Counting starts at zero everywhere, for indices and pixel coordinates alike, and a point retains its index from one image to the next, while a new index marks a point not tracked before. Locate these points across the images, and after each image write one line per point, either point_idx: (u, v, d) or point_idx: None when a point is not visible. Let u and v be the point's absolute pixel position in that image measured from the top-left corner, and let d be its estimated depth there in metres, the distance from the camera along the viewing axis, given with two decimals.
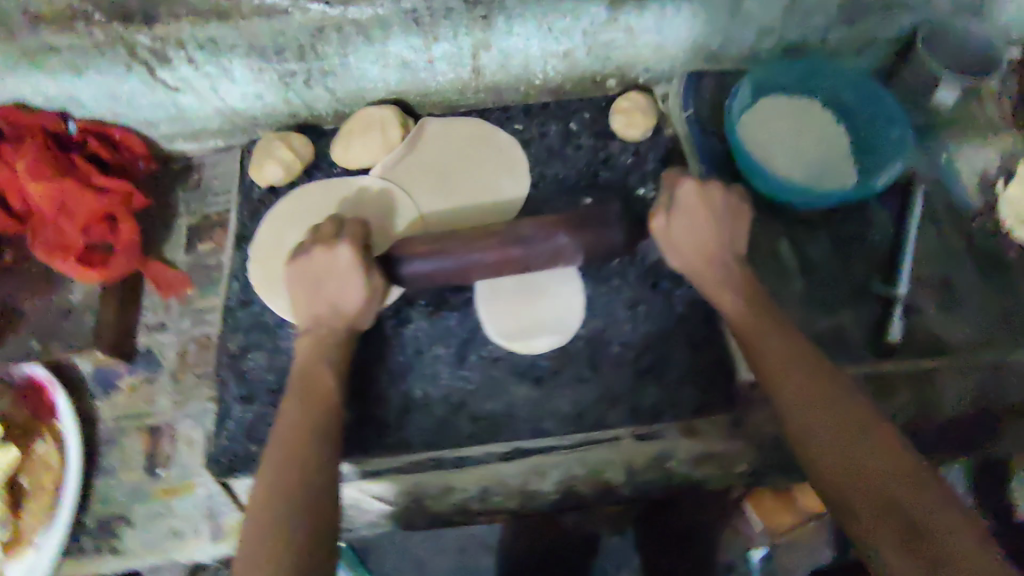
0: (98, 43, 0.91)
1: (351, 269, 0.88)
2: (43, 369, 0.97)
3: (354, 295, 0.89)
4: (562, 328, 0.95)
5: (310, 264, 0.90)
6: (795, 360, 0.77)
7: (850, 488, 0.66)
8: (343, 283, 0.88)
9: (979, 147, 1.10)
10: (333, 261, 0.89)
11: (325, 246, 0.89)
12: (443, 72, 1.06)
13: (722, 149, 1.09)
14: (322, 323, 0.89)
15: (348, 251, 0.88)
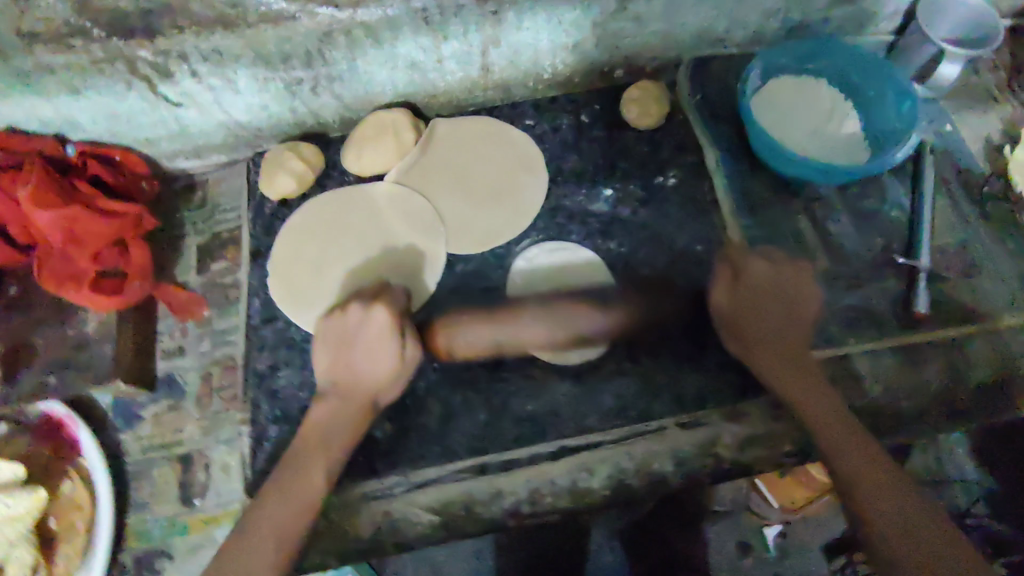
0: (97, 60, 0.86)
1: (386, 337, 0.85)
2: (62, 407, 0.91)
3: (382, 364, 0.85)
4: (596, 339, 0.94)
5: (346, 321, 0.88)
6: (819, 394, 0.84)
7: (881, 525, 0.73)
8: (375, 351, 0.85)
9: (979, 116, 1.13)
10: (367, 324, 0.86)
11: (361, 305, 0.87)
12: (452, 71, 1.04)
13: (734, 133, 1.09)
14: (348, 391, 0.85)
15: (384, 315, 0.86)
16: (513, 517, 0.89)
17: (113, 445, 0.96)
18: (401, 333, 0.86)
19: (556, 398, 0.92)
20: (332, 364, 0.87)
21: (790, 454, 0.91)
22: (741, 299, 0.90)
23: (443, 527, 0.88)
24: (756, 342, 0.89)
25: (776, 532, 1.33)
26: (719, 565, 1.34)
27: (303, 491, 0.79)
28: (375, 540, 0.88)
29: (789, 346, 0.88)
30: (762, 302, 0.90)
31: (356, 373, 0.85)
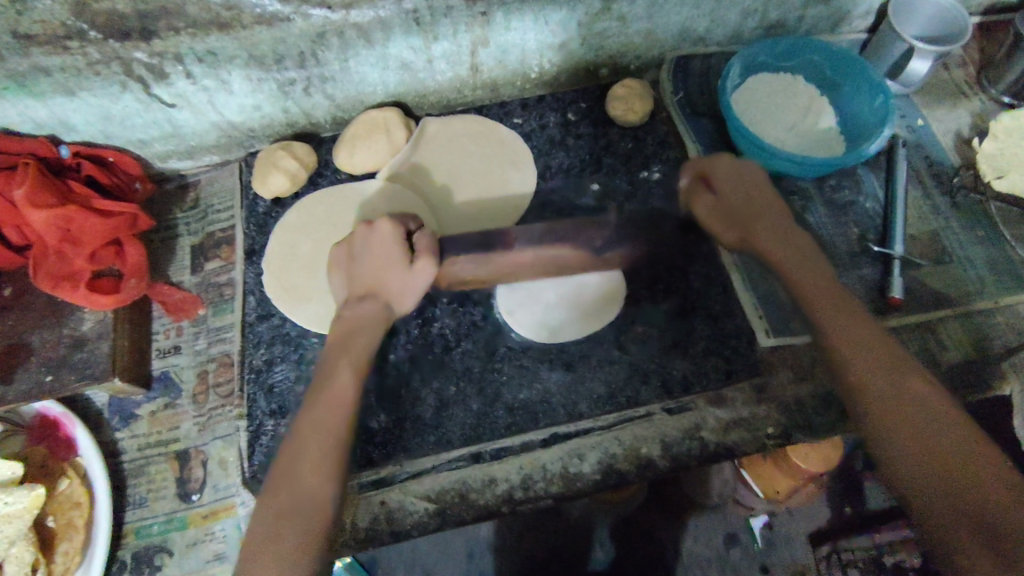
0: (93, 61, 0.87)
1: (391, 245, 0.86)
2: (58, 405, 0.95)
3: (394, 273, 0.86)
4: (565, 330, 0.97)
5: (352, 242, 0.90)
6: (884, 372, 0.72)
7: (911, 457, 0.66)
8: (384, 257, 0.86)
9: (949, 111, 1.18)
10: (371, 236, 0.88)
11: (365, 223, 0.89)
12: (442, 71, 1.06)
13: (715, 129, 1.13)
14: (365, 301, 0.85)
15: (386, 223, 0.87)
16: (508, 503, 0.90)
17: (110, 443, 0.97)
18: (406, 244, 0.87)
19: (555, 322, 0.97)
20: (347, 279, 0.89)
21: (773, 436, 0.92)
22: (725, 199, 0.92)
23: (438, 515, 0.89)
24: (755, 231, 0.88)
25: (762, 523, 1.38)
26: (711, 557, 1.36)
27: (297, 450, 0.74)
28: (370, 530, 0.89)
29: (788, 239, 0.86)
30: (745, 210, 0.89)
31: (371, 285, 0.86)
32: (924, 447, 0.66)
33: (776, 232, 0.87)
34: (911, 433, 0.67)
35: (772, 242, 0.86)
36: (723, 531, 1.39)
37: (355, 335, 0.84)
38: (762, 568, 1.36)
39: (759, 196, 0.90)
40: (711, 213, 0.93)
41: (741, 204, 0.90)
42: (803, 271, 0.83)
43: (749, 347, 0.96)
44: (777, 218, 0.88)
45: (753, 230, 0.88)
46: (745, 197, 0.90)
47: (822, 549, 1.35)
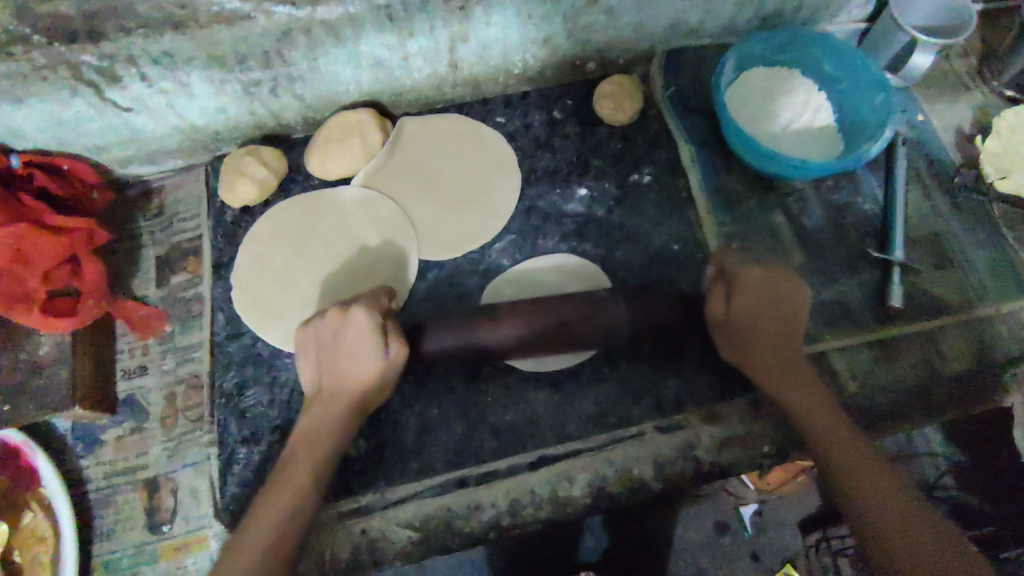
0: (39, 66, 0.79)
1: (366, 338, 0.80)
2: (17, 433, 0.90)
3: (366, 368, 0.80)
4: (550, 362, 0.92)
5: (323, 332, 0.84)
6: (866, 459, 0.76)
7: (912, 550, 0.69)
8: (357, 353, 0.80)
9: (951, 105, 1.13)
10: (346, 326, 0.82)
11: (337, 313, 0.82)
12: (419, 68, 0.98)
13: (709, 127, 1.07)
14: (339, 397, 0.82)
15: (363, 316, 0.80)
16: (494, 529, 0.87)
17: (74, 471, 0.93)
18: (384, 333, 0.80)
19: (544, 350, 0.92)
20: (321, 369, 0.84)
21: (769, 455, 0.89)
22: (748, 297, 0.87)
23: (421, 544, 0.86)
24: (759, 325, 0.87)
25: (752, 511, 1.36)
26: (702, 547, 1.35)
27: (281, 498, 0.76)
28: (352, 561, 0.85)
29: (787, 335, 0.87)
30: (761, 307, 0.87)
31: (341, 378, 0.82)
32: (920, 550, 0.69)
33: (775, 334, 0.87)
34: (902, 526, 0.71)
35: (765, 350, 0.86)
36: (714, 517, 1.36)
37: (323, 429, 0.80)
38: (753, 555, 1.34)
39: (777, 298, 0.88)
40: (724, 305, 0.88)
41: (751, 295, 0.87)
42: (795, 363, 0.86)
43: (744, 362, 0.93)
44: (785, 305, 0.87)
45: (767, 329, 0.86)
46: (756, 304, 0.87)
47: (811, 536, 1.31)
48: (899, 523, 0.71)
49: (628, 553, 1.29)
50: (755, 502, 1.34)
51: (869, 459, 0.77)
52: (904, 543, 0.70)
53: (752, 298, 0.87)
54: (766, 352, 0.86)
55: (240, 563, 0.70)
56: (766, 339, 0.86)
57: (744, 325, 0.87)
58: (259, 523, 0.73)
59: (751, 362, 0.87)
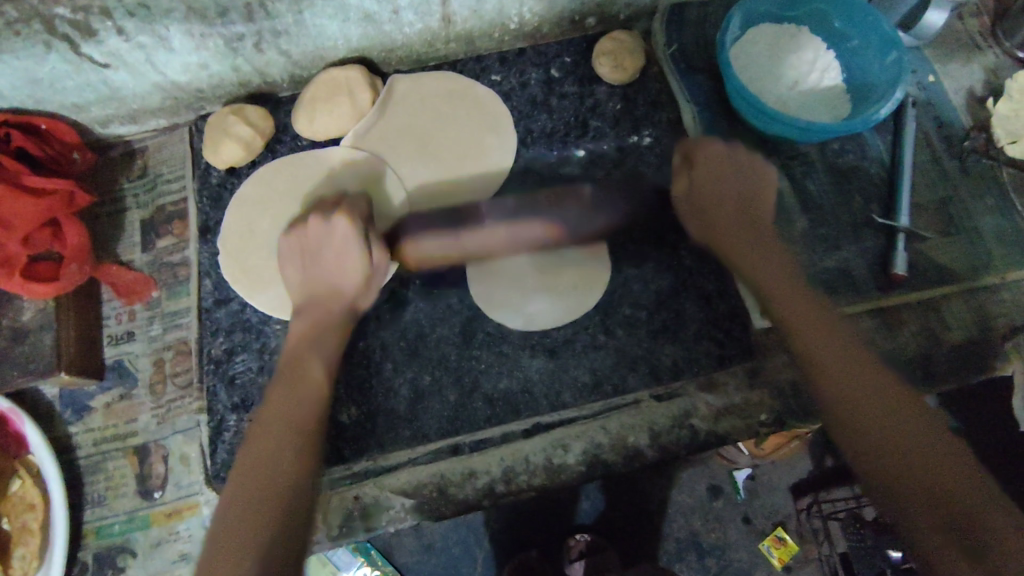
0: (10, 20, 0.74)
1: (349, 241, 0.82)
2: (4, 401, 0.88)
3: (351, 270, 0.82)
4: (527, 314, 0.90)
5: (307, 237, 0.84)
6: (844, 355, 0.74)
7: (879, 431, 0.67)
8: (340, 257, 0.82)
9: (963, 65, 1.08)
10: (327, 233, 0.82)
11: (320, 218, 0.83)
12: (411, 22, 0.94)
13: (712, 86, 1.02)
14: (320, 301, 0.82)
15: (343, 221, 0.82)
16: (488, 497, 0.88)
17: (64, 438, 0.92)
18: (364, 234, 0.82)
19: (527, 303, 0.91)
20: (303, 279, 0.83)
21: (766, 423, 0.90)
22: (710, 197, 0.88)
23: (415, 511, 0.87)
24: (718, 211, 0.87)
25: (745, 476, 1.35)
26: (695, 508, 1.34)
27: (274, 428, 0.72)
28: (344, 527, 0.86)
29: (753, 226, 0.86)
30: (719, 191, 0.87)
31: (324, 281, 0.82)
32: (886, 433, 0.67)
33: (731, 205, 0.87)
34: (870, 414, 0.69)
35: (744, 245, 0.85)
36: (707, 480, 1.36)
37: (313, 347, 0.80)
38: (744, 517, 1.34)
39: (746, 196, 0.87)
40: (708, 184, 0.88)
41: (732, 183, 0.87)
42: (783, 273, 0.82)
43: (743, 330, 0.91)
44: (759, 209, 0.87)
45: (737, 226, 0.86)
46: (726, 198, 0.87)
47: (804, 500, 1.32)
48: (869, 410, 0.69)
49: (622, 515, 1.31)
50: (748, 466, 1.33)
51: (881, 386, 0.71)
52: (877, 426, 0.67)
53: (725, 194, 0.87)
54: (723, 234, 0.87)
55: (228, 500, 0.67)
56: (751, 255, 0.84)
57: (718, 214, 0.87)
58: (251, 460, 0.70)
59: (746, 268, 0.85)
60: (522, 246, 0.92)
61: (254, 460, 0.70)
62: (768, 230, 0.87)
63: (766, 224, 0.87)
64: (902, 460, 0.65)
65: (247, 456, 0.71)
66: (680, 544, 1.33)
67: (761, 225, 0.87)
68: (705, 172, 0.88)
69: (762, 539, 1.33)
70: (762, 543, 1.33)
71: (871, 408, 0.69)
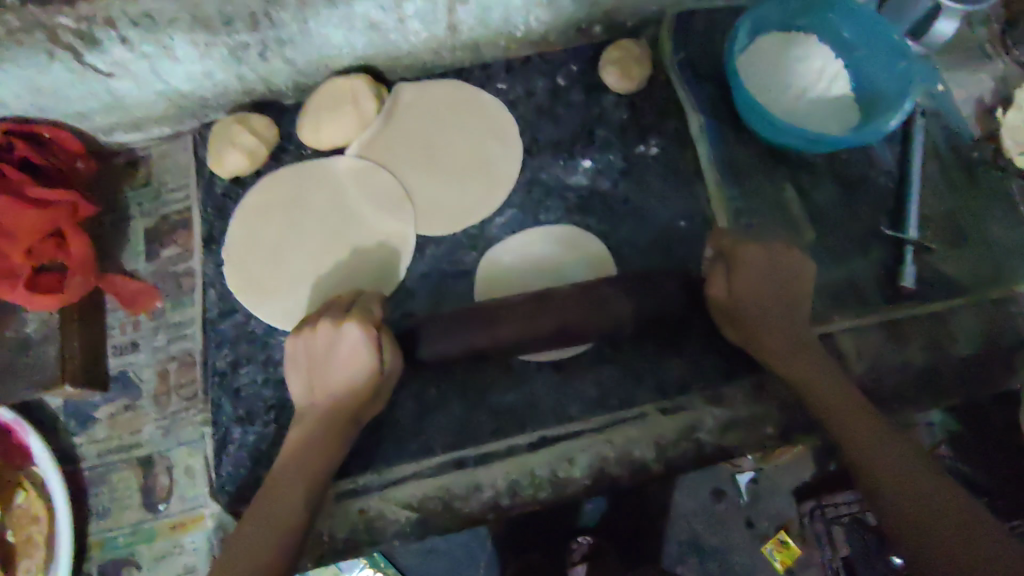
0: (13, 30, 0.74)
1: (359, 353, 0.80)
2: (8, 412, 0.88)
3: (359, 379, 0.80)
4: (535, 341, 0.90)
5: (316, 342, 0.82)
6: (843, 400, 0.78)
7: (883, 469, 0.71)
8: (350, 365, 0.80)
9: (972, 74, 1.07)
10: (338, 342, 0.81)
11: (330, 324, 0.81)
12: (416, 31, 0.93)
13: (720, 95, 1.01)
14: (328, 407, 0.81)
15: (356, 333, 0.80)
16: (494, 510, 0.87)
17: (68, 449, 0.92)
18: (377, 345, 0.80)
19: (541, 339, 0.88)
20: (312, 386, 0.83)
21: (773, 437, 0.88)
22: (752, 278, 0.85)
23: (419, 524, 0.85)
24: (755, 300, 0.85)
25: (749, 479, 1.34)
26: (697, 512, 1.34)
27: (300, 461, 0.77)
28: (349, 541, 0.85)
29: (786, 295, 0.86)
30: (767, 272, 0.86)
31: (334, 386, 0.81)
32: (889, 469, 0.71)
33: (760, 268, 0.86)
34: (872, 449, 0.73)
35: (774, 343, 0.84)
36: (711, 485, 1.35)
37: (326, 433, 0.80)
38: (747, 521, 1.34)
39: (783, 288, 0.86)
40: (749, 264, 0.86)
41: (765, 259, 0.86)
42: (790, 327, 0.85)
43: None
44: (788, 272, 0.86)
45: (772, 304, 0.85)
46: (761, 286, 0.85)
47: (807, 505, 1.28)
48: (869, 444, 0.73)
49: (626, 521, 1.31)
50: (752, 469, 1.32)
51: (878, 424, 0.75)
52: (879, 459, 0.71)
53: (761, 283, 0.85)
54: (749, 303, 0.85)
55: (258, 522, 0.72)
56: (776, 332, 0.84)
57: (760, 295, 0.85)
58: (279, 492, 0.75)
59: (761, 346, 0.85)
60: (543, 340, 0.83)
61: (279, 501, 0.74)
62: (800, 312, 0.87)
63: (800, 310, 0.87)
64: (908, 495, 0.69)
65: (263, 497, 0.75)
66: (682, 547, 1.33)
67: (795, 303, 0.86)
68: (749, 254, 0.86)
69: (764, 541, 1.33)
70: (763, 544, 1.33)
71: (874, 445, 0.73)
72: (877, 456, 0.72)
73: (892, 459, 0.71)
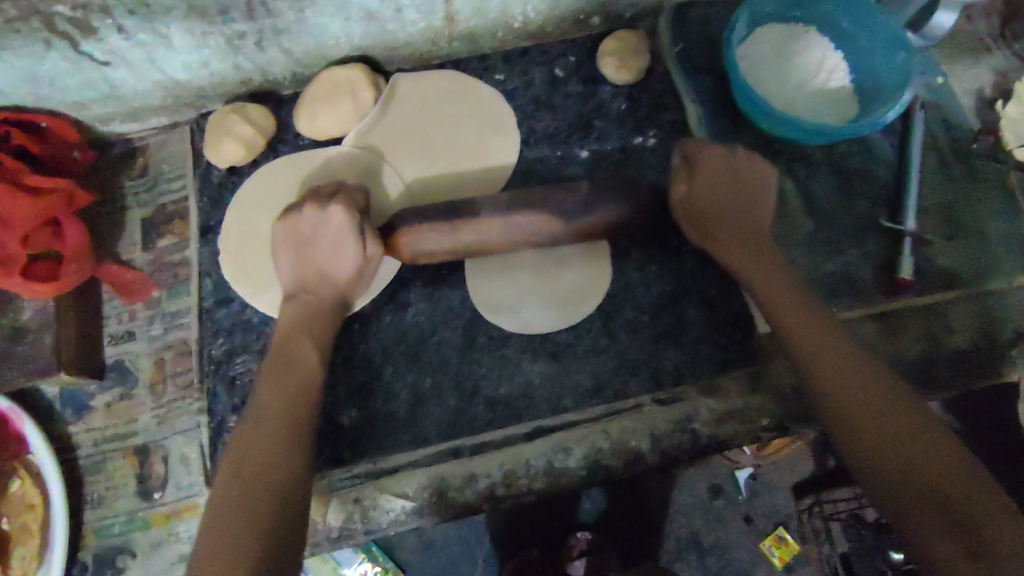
0: (9, 19, 0.74)
1: (343, 236, 0.80)
2: (4, 400, 0.88)
3: (346, 263, 0.81)
4: (524, 320, 0.90)
5: (299, 226, 0.83)
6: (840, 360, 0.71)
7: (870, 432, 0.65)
8: (335, 248, 0.81)
9: (972, 67, 1.07)
10: (323, 224, 0.81)
11: (315, 208, 0.82)
12: (413, 21, 0.93)
13: (718, 87, 1.01)
14: (312, 291, 0.82)
15: (341, 215, 0.81)
16: (489, 500, 0.87)
17: (64, 437, 0.92)
18: (361, 231, 0.81)
19: (524, 308, 0.90)
20: (295, 266, 0.83)
21: (768, 428, 0.89)
22: (710, 208, 0.85)
23: (415, 513, 0.86)
24: (727, 231, 0.85)
25: (747, 475, 1.35)
26: (695, 507, 1.34)
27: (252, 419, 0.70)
28: (344, 530, 0.86)
29: (755, 241, 0.85)
30: (720, 196, 0.85)
31: (320, 270, 0.82)
32: (880, 430, 0.64)
33: (734, 215, 0.85)
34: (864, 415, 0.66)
35: (738, 247, 0.84)
36: (709, 480, 1.35)
37: (307, 323, 0.80)
38: (745, 516, 1.34)
39: (742, 193, 0.85)
40: (707, 190, 0.84)
41: (725, 186, 0.85)
42: (779, 285, 0.81)
43: (746, 335, 0.90)
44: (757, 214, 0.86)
45: (744, 230, 0.84)
46: (728, 198, 0.85)
47: (805, 500, 1.31)
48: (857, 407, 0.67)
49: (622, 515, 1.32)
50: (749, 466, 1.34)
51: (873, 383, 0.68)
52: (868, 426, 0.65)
53: (723, 190, 0.85)
54: (744, 266, 0.84)
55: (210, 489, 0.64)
56: (747, 264, 0.84)
57: (720, 223, 0.85)
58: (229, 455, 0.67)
59: (761, 295, 0.81)
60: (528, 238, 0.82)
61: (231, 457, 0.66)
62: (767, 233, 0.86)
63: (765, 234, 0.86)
64: (899, 459, 0.62)
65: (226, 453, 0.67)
66: (680, 542, 1.33)
67: (756, 224, 0.86)
68: (707, 185, 0.85)
69: (762, 538, 1.33)
70: (761, 543, 1.33)
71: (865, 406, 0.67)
72: (871, 418, 0.66)
73: (883, 425, 0.65)
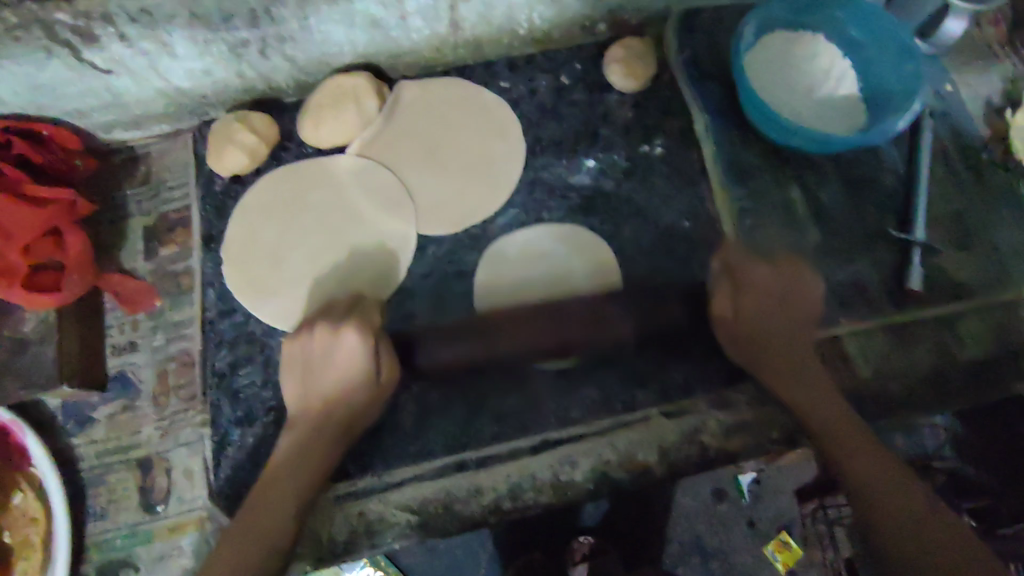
0: (10, 27, 0.73)
1: (357, 359, 0.79)
2: (6, 412, 0.87)
3: (356, 379, 0.80)
4: None
5: (311, 346, 0.82)
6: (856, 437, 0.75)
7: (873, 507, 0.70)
8: (346, 367, 0.79)
9: (980, 73, 1.06)
10: (336, 345, 0.80)
11: (327, 330, 0.81)
12: (418, 28, 0.92)
13: (725, 94, 1.00)
14: (323, 416, 0.80)
15: (354, 336, 0.80)
16: (494, 514, 0.86)
17: (66, 449, 0.92)
18: (374, 349, 0.80)
19: None
20: (304, 386, 0.82)
21: (778, 440, 0.87)
22: (748, 296, 0.85)
23: (420, 527, 0.85)
24: (763, 314, 0.84)
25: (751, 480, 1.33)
26: (699, 512, 1.33)
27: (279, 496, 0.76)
28: (348, 543, 0.85)
29: (788, 315, 0.84)
30: (761, 280, 0.85)
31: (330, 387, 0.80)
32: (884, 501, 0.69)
33: (760, 292, 0.84)
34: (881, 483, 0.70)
35: (773, 339, 0.83)
36: (713, 485, 1.34)
37: (316, 445, 0.79)
38: (749, 522, 1.33)
39: (788, 294, 0.84)
40: (748, 278, 0.85)
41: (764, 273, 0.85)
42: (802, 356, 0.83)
43: None
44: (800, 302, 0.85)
45: (781, 321, 0.84)
46: (765, 303, 0.84)
47: None
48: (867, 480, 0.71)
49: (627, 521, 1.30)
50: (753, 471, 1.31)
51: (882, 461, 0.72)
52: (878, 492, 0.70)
53: (760, 284, 0.85)
54: (762, 327, 0.84)
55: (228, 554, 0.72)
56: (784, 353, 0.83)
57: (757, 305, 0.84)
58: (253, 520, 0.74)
59: (778, 376, 0.82)
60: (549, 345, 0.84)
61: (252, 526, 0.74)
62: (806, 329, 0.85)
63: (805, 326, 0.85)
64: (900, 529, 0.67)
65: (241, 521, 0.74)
66: (684, 548, 1.32)
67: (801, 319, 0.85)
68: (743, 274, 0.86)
69: (764, 543, 1.32)
70: (766, 547, 1.32)
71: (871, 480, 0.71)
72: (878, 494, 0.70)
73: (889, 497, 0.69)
